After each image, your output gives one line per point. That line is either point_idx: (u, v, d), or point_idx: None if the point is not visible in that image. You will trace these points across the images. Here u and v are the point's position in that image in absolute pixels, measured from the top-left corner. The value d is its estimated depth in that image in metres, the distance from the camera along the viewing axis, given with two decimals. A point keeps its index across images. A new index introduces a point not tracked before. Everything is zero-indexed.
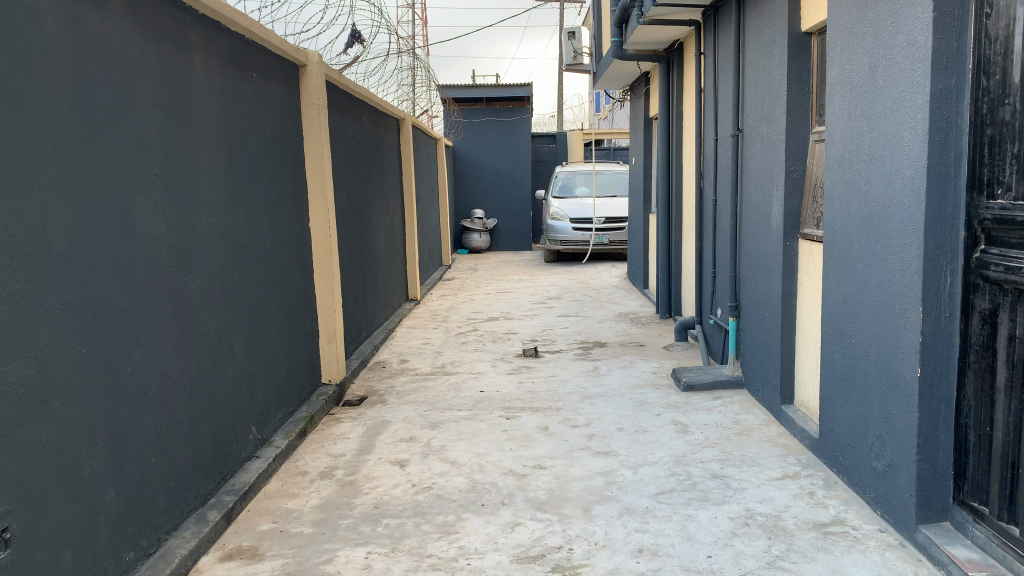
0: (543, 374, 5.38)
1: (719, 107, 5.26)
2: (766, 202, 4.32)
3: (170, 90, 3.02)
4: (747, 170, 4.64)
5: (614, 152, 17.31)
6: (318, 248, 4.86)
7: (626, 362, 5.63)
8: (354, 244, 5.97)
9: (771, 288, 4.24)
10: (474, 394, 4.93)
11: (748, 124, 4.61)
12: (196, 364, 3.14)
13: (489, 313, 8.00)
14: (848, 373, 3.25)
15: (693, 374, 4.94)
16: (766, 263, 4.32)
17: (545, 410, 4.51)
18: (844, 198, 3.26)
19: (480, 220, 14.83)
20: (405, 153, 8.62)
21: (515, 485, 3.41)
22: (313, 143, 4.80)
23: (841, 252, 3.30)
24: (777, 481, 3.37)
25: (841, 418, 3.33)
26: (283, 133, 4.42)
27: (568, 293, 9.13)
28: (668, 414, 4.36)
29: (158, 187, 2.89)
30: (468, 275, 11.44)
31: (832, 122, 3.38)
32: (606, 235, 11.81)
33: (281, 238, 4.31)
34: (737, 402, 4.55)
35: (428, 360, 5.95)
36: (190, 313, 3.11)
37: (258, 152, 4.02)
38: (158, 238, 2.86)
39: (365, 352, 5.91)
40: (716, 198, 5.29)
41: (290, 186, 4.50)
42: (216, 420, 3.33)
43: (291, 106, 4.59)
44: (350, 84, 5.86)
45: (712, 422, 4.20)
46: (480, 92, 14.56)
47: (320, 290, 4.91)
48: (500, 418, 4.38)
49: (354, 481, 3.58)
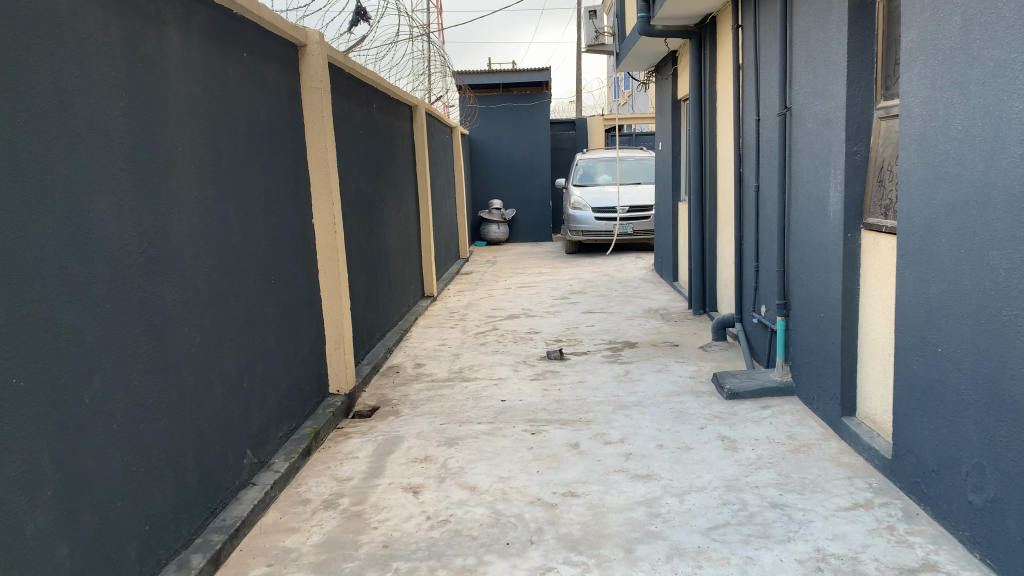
0: (570, 380, 4.92)
1: (763, 84, 4.76)
2: (822, 191, 3.83)
3: (138, 69, 2.59)
4: (797, 152, 4.15)
5: (637, 138, 16.77)
6: (323, 247, 4.44)
7: (661, 365, 5.16)
8: (364, 241, 5.54)
9: (829, 285, 3.76)
10: (494, 404, 4.48)
11: (799, 101, 4.12)
12: (177, 388, 2.73)
13: (509, 310, 7.56)
14: (933, 388, 2.78)
15: (737, 379, 4.48)
16: (823, 257, 3.84)
17: (574, 423, 4.07)
18: (927, 182, 2.77)
19: (498, 210, 14.35)
20: (421, 142, 8.16)
21: (544, 519, 2.97)
22: (315, 131, 4.37)
23: (922, 247, 2.82)
24: (848, 512, 2.91)
25: (923, 439, 2.87)
26: (281, 120, 3.99)
27: (592, 286, 8.67)
28: (713, 427, 3.90)
29: (124, 184, 2.47)
30: (487, 269, 10.99)
31: (907, 94, 2.89)
32: (630, 224, 11.30)
33: (280, 235, 3.88)
34: (789, 412, 4.09)
35: (445, 364, 5.52)
36: (167, 329, 2.69)
37: (253, 142, 3.60)
38: (123, 241, 2.44)
39: (378, 356, 5.49)
40: (761, 184, 4.80)
41: (289, 180, 4.07)
42: (203, 448, 2.91)
43: (290, 90, 4.16)
44: (357, 67, 5.42)
45: (764, 437, 3.75)
46: (496, 77, 14.07)
47: (327, 293, 4.48)
48: (524, 433, 3.95)
49: (361, 512, 3.16)
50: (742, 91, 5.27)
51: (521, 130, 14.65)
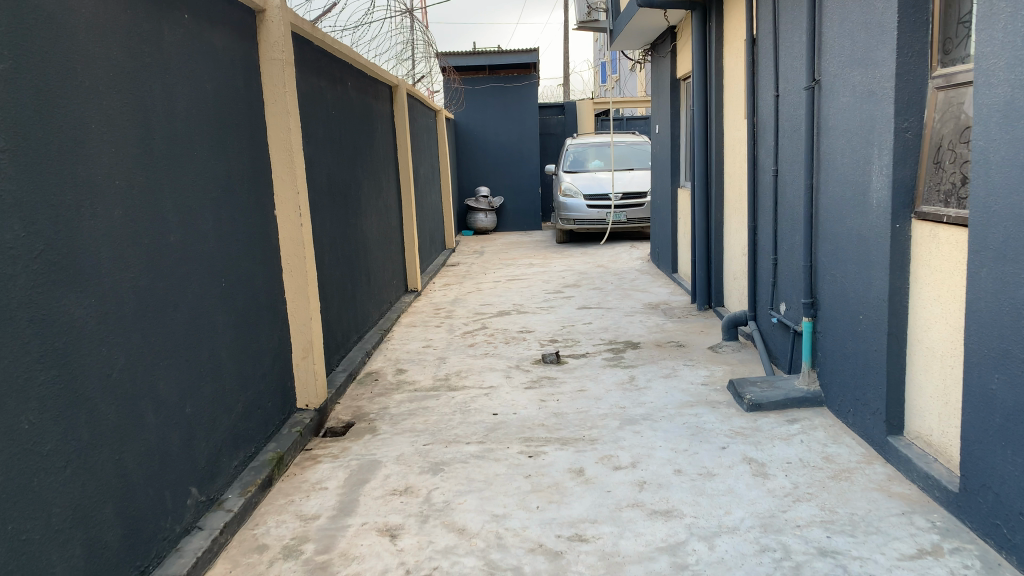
0: (569, 389, 4.40)
1: (784, 54, 4.23)
2: (862, 175, 3.31)
3: (28, 24, 2.04)
4: (829, 130, 3.63)
5: (629, 123, 16.21)
6: (287, 242, 3.89)
7: (668, 370, 4.66)
8: (337, 234, 4.98)
9: (870, 284, 3.26)
10: (485, 419, 3.96)
11: (831, 72, 3.60)
12: (92, 425, 2.19)
13: (499, 306, 7.03)
14: (1022, 414, 2.28)
15: (758, 389, 3.98)
16: (861, 250, 3.34)
17: (576, 443, 3.55)
18: (1017, 161, 2.26)
19: (485, 198, 13.81)
20: (403, 126, 7.60)
21: (547, 574, 2.45)
22: (276, 109, 3.80)
23: (1009, 243, 2.30)
24: (912, 562, 2.42)
25: (1006, 474, 2.37)
26: (235, 97, 3.43)
27: (587, 279, 8.15)
28: (736, 447, 3.41)
29: (9, 170, 1.92)
30: (475, 260, 10.46)
31: (988, 55, 2.37)
32: (624, 213, 10.77)
33: (233, 231, 3.33)
34: (820, 427, 3.59)
35: (429, 370, 4.99)
36: (76, 352, 2.14)
37: (198, 120, 3.04)
38: (5, 244, 1.89)
39: (354, 361, 4.95)
40: (783, 167, 4.28)
41: (245, 165, 3.51)
42: (132, 496, 2.37)
43: (245, 61, 3.59)
44: (327, 39, 4.86)
45: (796, 460, 3.25)
46: (482, 58, 13.37)
47: (292, 295, 3.93)
48: (520, 455, 3.43)
49: (328, 564, 2.63)
50: (758, 65, 4.74)
51: (508, 114, 14.08)
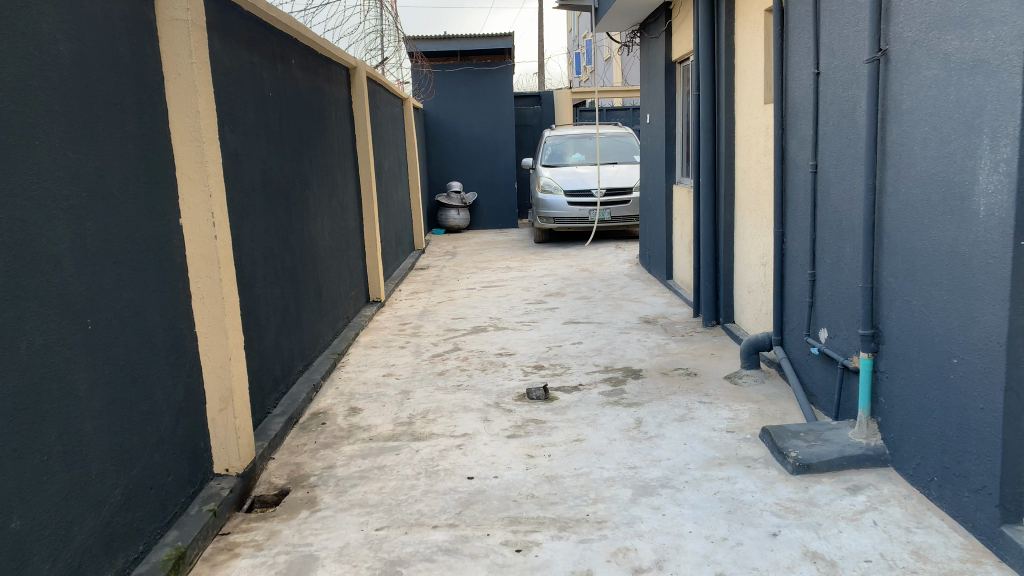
0: (562, 438, 3.53)
1: (828, 21, 3.39)
2: (959, 173, 2.48)
3: None
4: (902, 114, 2.80)
5: (608, 114, 15.36)
6: (196, 260, 2.98)
7: (682, 411, 3.80)
8: (275, 243, 4.07)
9: (973, 319, 2.44)
10: (457, 486, 3.08)
11: (904, 38, 2.78)
12: None
13: (473, 320, 6.15)
14: None
15: (803, 443, 3.15)
16: (956, 272, 2.52)
17: (578, 526, 2.69)
18: None
19: (457, 194, 12.85)
20: (363, 116, 6.68)
21: None
22: (179, 84, 2.88)
23: None
24: None
25: None
26: (112, 64, 2.51)
27: (572, 286, 7.29)
28: (792, 536, 2.56)
29: None
30: (447, 262, 9.56)
31: None
32: (608, 210, 9.92)
33: (109, 247, 2.41)
34: (893, 500, 2.77)
35: (389, 408, 4.09)
36: None
37: (42, 98, 2.12)
38: None
39: (297, 400, 4.05)
40: (827, 159, 3.47)
41: (131, 156, 2.59)
42: None
43: (132, 17, 2.65)
44: (261, 4, 3.93)
45: (878, 557, 2.42)
46: (453, 44, 12.44)
47: (205, 330, 3.02)
48: (504, 549, 2.56)
49: None
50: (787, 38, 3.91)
51: (482, 102, 13.16)
